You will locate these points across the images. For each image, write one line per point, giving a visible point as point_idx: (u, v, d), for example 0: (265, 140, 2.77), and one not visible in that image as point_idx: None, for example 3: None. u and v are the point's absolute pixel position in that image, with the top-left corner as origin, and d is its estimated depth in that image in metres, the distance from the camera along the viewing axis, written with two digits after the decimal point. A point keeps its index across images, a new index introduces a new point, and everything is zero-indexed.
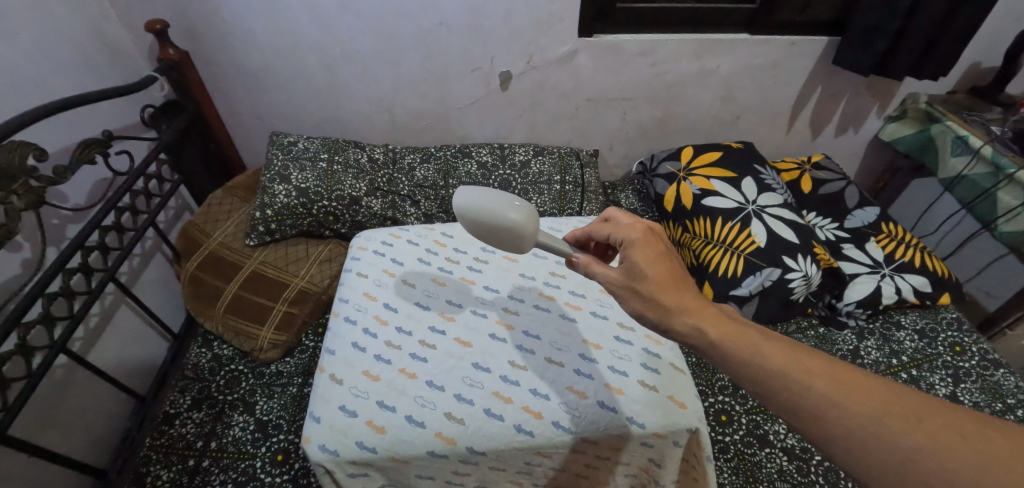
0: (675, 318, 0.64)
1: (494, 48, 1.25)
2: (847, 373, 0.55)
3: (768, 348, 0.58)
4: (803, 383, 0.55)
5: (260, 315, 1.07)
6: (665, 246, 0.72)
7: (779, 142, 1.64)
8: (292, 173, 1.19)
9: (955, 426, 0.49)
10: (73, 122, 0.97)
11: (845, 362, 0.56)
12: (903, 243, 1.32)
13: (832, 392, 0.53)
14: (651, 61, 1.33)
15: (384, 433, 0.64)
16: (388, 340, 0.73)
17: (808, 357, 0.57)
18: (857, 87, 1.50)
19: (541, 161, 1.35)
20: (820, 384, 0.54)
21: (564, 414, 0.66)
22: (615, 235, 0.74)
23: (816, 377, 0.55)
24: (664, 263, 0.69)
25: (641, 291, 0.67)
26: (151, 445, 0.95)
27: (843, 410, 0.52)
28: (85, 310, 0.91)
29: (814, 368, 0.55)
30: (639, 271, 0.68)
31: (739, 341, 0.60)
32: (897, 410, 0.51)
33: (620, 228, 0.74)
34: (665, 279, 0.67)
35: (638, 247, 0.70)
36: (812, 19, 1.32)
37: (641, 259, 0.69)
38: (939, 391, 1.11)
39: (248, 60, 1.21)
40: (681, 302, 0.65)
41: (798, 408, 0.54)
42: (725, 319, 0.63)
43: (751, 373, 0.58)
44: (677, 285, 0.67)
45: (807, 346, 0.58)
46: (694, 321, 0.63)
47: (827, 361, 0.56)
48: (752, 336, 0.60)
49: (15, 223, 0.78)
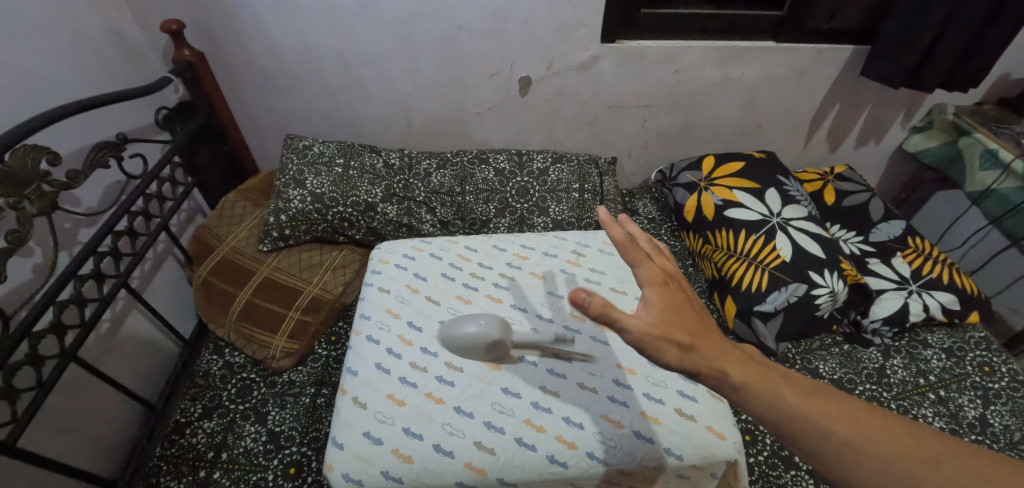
0: (700, 358, 0.58)
1: (515, 53, 1.22)
2: (864, 412, 0.53)
3: (787, 391, 0.55)
4: (822, 426, 0.52)
5: (273, 323, 1.05)
6: (685, 292, 0.64)
7: (801, 150, 1.61)
8: (307, 178, 1.16)
9: (975, 467, 0.48)
10: (88, 124, 0.95)
11: (860, 401, 0.54)
12: (930, 257, 1.29)
13: (852, 434, 0.51)
14: (674, 68, 1.30)
15: (410, 462, 0.62)
16: (413, 362, 0.71)
17: (825, 396, 0.54)
18: (882, 98, 1.46)
19: (559, 169, 1.32)
20: (840, 426, 0.52)
21: (598, 444, 0.64)
22: (633, 262, 0.62)
23: (836, 420, 0.52)
24: (690, 313, 0.61)
25: (678, 339, 0.58)
26: (162, 455, 0.93)
27: (863, 454, 0.50)
28: (95, 317, 0.89)
29: (832, 409, 0.53)
30: (664, 317, 0.59)
31: (760, 383, 0.56)
32: (916, 452, 0.50)
33: (643, 261, 0.62)
34: (694, 324, 0.60)
35: (659, 290, 0.61)
36: (841, 27, 1.29)
37: (667, 307, 0.60)
38: (968, 413, 1.07)
39: (264, 62, 1.19)
40: (705, 344, 0.59)
41: (818, 452, 0.51)
42: (746, 359, 0.58)
43: (770, 416, 0.54)
44: (705, 331, 0.60)
45: (822, 384, 0.56)
46: (719, 363, 0.57)
47: (842, 399, 0.54)
48: (771, 375, 0.56)
49: (27, 229, 0.76)
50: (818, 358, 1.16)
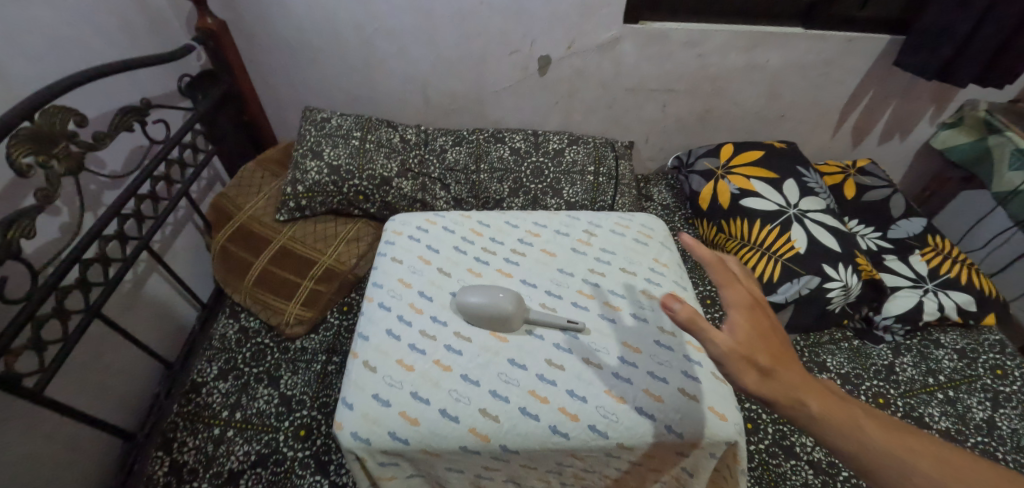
0: (781, 386, 0.57)
1: (535, 30, 1.21)
2: (952, 454, 0.53)
3: (872, 425, 0.55)
4: (910, 467, 0.52)
5: (287, 291, 1.07)
6: (770, 319, 0.63)
7: (824, 143, 1.57)
8: (325, 149, 1.18)
9: None
10: (113, 88, 0.97)
11: (949, 444, 0.54)
12: (950, 257, 1.26)
13: (940, 476, 0.51)
14: (697, 52, 1.28)
15: (417, 425, 0.64)
16: (423, 329, 0.72)
17: (911, 436, 0.54)
18: (912, 91, 1.42)
19: (575, 151, 1.31)
20: (924, 463, 0.52)
21: (601, 418, 0.65)
22: (720, 282, 0.64)
23: (924, 460, 0.52)
24: (774, 339, 0.61)
25: (760, 362, 0.58)
26: (179, 411, 0.96)
27: None
28: (119, 276, 0.92)
29: (919, 448, 0.53)
30: (747, 339, 0.59)
31: (843, 418, 0.55)
32: None
33: (730, 283, 0.63)
34: (777, 350, 0.59)
35: (745, 311, 0.62)
36: (873, 15, 1.25)
37: (751, 329, 0.60)
38: (976, 415, 1.06)
39: (286, 32, 1.20)
40: (786, 372, 0.58)
41: None
42: (827, 392, 0.58)
43: (856, 452, 0.53)
44: (786, 359, 0.59)
45: (909, 424, 0.56)
46: (800, 392, 0.57)
47: (930, 440, 0.54)
48: (855, 409, 0.56)
49: (55, 188, 0.78)
50: (826, 352, 1.16)
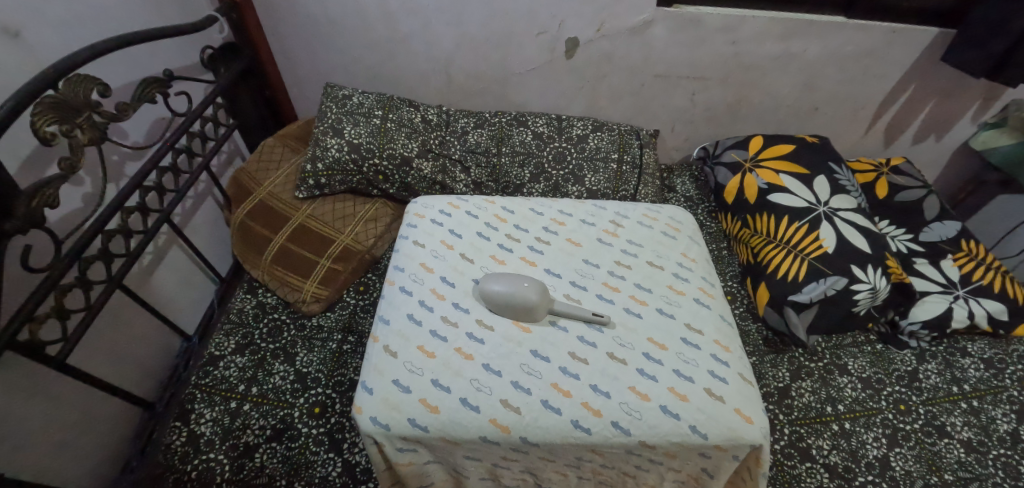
0: None
1: (564, 11, 1.17)
2: None
3: None
4: None
5: (305, 268, 1.07)
6: None
7: (857, 138, 1.52)
8: (345, 127, 1.17)
9: None
10: (136, 58, 0.96)
11: None
12: (984, 264, 1.21)
13: None
14: (731, 39, 1.23)
15: (437, 413, 0.63)
16: (445, 316, 0.71)
17: None
18: (956, 89, 1.35)
19: (599, 137, 1.28)
20: None
21: (624, 415, 0.64)
22: None
23: None
24: None
25: None
26: (198, 383, 0.98)
27: None
28: (141, 247, 0.92)
29: None
30: None
31: None
32: None
33: None
34: None
35: None
36: (920, 6, 1.19)
37: None
38: (1001, 427, 1.03)
39: (309, 6, 1.17)
40: None
41: None
42: None
43: None
44: None
45: None
46: None
47: None
48: None
49: (78, 157, 0.78)
50: (847, 355, 1.13)
